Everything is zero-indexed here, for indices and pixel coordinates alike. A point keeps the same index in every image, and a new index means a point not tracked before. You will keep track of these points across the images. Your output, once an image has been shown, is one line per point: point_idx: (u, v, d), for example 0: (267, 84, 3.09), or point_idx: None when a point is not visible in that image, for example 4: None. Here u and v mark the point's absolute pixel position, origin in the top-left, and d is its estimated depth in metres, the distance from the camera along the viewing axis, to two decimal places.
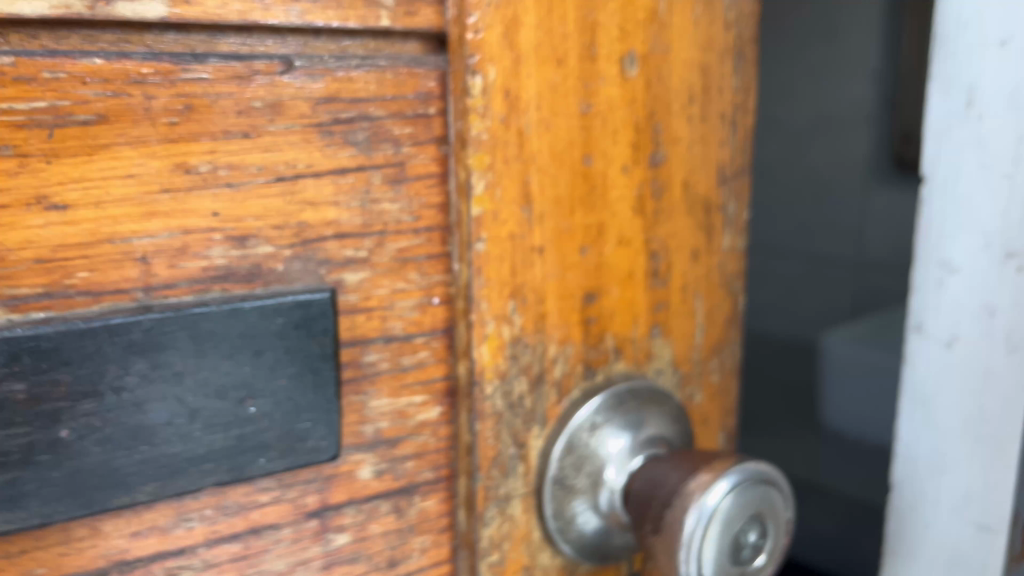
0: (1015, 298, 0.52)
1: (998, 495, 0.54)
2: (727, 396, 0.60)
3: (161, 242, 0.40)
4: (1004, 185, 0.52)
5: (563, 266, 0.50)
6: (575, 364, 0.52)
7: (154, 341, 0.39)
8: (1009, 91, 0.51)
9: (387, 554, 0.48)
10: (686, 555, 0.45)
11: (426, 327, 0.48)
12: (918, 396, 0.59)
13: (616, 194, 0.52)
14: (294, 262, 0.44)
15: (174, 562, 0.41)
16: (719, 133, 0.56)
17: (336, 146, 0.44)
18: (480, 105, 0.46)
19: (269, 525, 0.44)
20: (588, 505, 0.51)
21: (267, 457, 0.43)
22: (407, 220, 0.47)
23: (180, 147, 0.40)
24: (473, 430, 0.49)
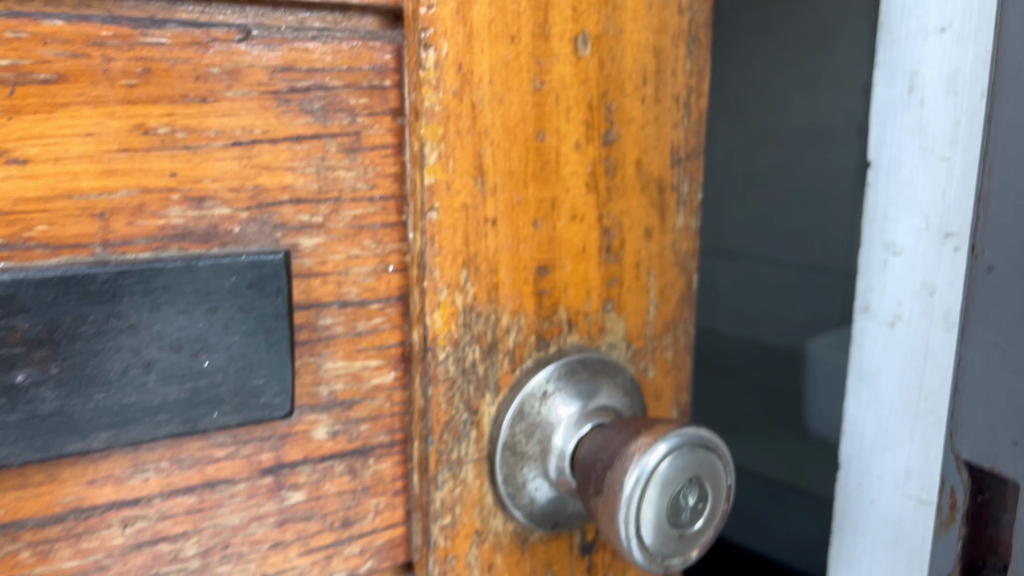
0: (955, 279, 0.50)
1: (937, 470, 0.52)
2: (678, 372, 0.55)
3: (118, 200, 0.37)
4: (943, 168, 0.50)
5: (517, 239, 0.47)
6: (528, 335, 0.48)
7: (111, 293, 0.36)
8: (948, 75, 0.49)
9: (342, 515, 0.46)
10: (625, 516, 0.42)
11: (381, 294, 0.45)
12: (863, 374, 0.57)
13: (569, 169, 0.48)
14: (249, 224, 0.40)
15: (129, 511, 0.40)
16: (673, 116, 0.51)
17: (292, 114, 0.41)
18: (433, 78, 0.42)
19: (224, 479, 0.42)
20: (541, 473, 0.48)
21: (220, 410, 0.40)
22: (362, 188, 0.43)
23: (139, 109, 0.37)
24: (426, 395, 0.46)
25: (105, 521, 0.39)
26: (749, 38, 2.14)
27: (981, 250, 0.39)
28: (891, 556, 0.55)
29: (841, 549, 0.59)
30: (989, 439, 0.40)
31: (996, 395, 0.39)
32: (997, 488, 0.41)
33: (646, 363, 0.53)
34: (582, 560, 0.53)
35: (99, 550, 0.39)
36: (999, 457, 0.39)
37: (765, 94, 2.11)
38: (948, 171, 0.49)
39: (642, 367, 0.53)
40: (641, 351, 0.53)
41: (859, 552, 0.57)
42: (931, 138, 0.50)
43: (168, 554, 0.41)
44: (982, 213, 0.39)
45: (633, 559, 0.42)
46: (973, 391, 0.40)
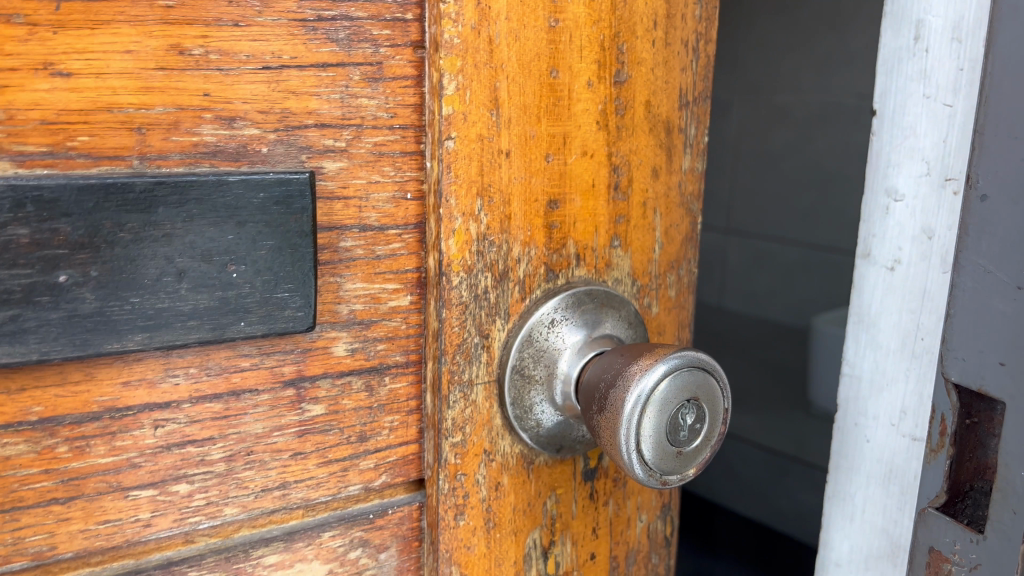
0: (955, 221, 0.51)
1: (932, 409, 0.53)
2: (680, 310, 0.58)
3: (154, 116, 0.40)
4: (946, 114, 0.50)
5: (529, 172, 0.49)
6: (538, 266, 0.51)
7: (147, 203, 0.39)
8: (954, 21, 0.49)
9: (359, 430, 0.48)
10: (626, 432, 0.44)
11: (400, 221, 0.47)
12: (861, 318, 0.57)
13: (581, 107, 0.50)
14: (276, 146, 0.43)
15: (160, 413, 0.42)
16: (682, 59, 0.53)
17: (319, 41, 0.43)
18: (453, 11, 0.45)
19: (249, 389, 0.45)
20: (547, 398, 0.51)
21: (247, 320, 0.42)
22: (383, 117, 0.45)
23: (175, 29, 0.39)
24: (440, 317, 0.48)
25: (138, 421, 0.42)
26: (764, 14, 2.15)
27: (975, 180, 0.41)
28: (884, 492, 0.56)
29: (836, 488, 0.60)
30: (978, 363, 0.42)
31: (986, 318, 0.41)
32: (986, 413, 0.43)
33: (650, 300, 0.56)
34: (585, 486, 0.56)
35: (132, 448, 0.42)
36: (988, 378, 0.41)
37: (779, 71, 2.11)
38: (950, 117, 0.50)
39: (647, 303, 0.56)
40: (645, 288, 0.55)
41: (853, 491, 0.59)
42: (935, 84, 0.51)
43: (196, 456, 0.44)
44: (978, 145, 0.41)
45: (635, 474, 0.45)
46: (963, 317, 0.42)
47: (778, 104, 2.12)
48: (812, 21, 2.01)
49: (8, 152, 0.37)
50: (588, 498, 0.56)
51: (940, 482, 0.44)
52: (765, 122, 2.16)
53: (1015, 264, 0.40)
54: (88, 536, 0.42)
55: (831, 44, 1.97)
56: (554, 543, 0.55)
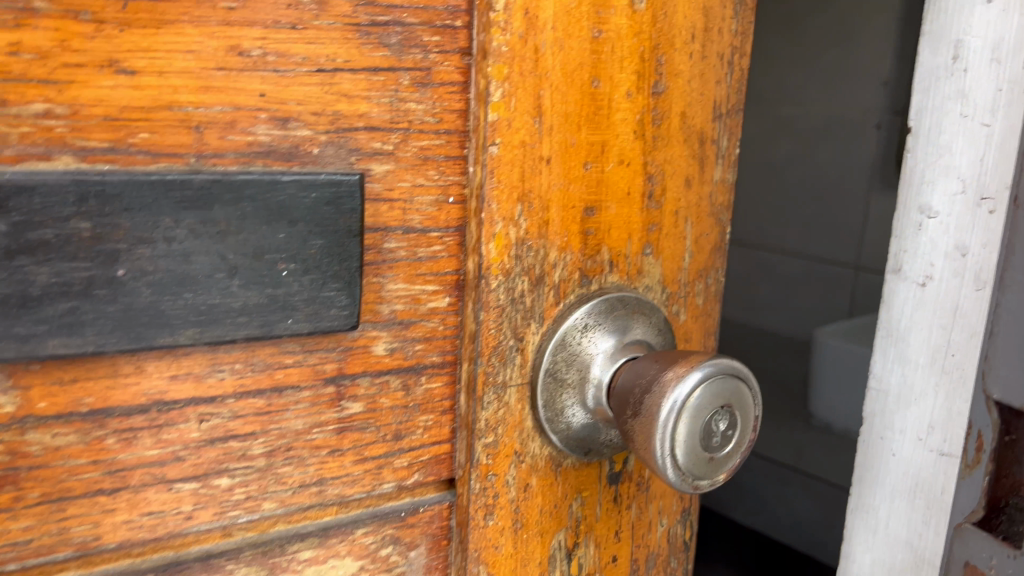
0: (988, 240, 0.52)
1: (960, 424, 0.54)
2: (707, 318, 0.59)
3: (212, 114, 0.40)
4: (982, 133, 0.51)
5: (568, 178, 0.50)
6: (572, 272, 0.52)
7: (205, 200, 0.39)
8: (993, 45, 0.51)
9: (394, 429, 0.49)
10: (661, 437, 0.45)
11: (441, 224, 0.48)
12: (891, 333, 0.58)
13: (620, 116, 0.51)
14: (327, 147, 0.43)
15: (205, 408, 0.43)
16: (717, 72, 0.54)
17: (371, 46, 0.43)
18: (502, 20, 0.45)
19: (291, 386, 0.45)
20: (579, 402, 0.51)
21: (294, 318, 0.43)
22: (430, 121, 0.46)
23: (236, 31, 0.40)
24: (477, 320, 0.49)
25: (184, 415, 0.42)
26: (771, 26, 2.16)
27: (1023, 198, 0.41)
28: (908, 506, 0.58)
29: (861, 501, 0.61)
30: (1021, 383, 0.42)
31: None
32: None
33: (678, 307, 0.57)
34: (609, 490, 0.57)
35: (177, 442, 0.43)
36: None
37: (785, 82, 2.13)
38: (987, 136, 0.51)
39: (675, 310, 0.56)
40: (674, 296, 0.56)
41: (878, 503, 0.60)
42: (972, 104, 0.52)
43: (238, 451, 0.44)
44: None
45: (667, 479, 0.46)
46: (1006, 335, 0.42)
47: (782, 116, 2.14)
48: (818, 33, 2.03)
49: (72, 147, 0.37)
50: (612, 501, 0.57)
51: (977, 499, 0.45)
52: (770, 133, 2.18)
53: None
54: (131, 527, 0.42)
55: (837, 55, 1.99)
56: (578, 545, 0.56)
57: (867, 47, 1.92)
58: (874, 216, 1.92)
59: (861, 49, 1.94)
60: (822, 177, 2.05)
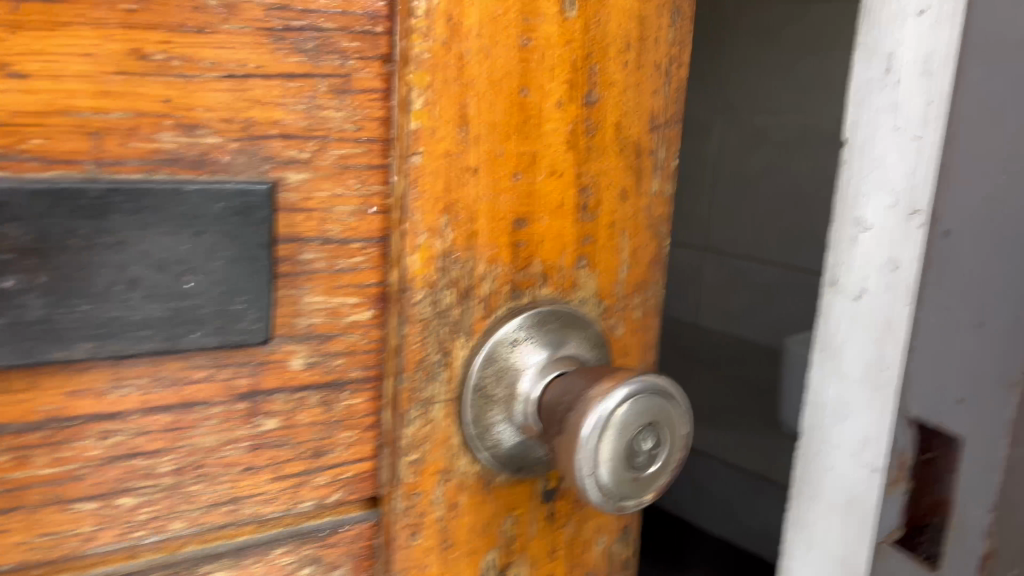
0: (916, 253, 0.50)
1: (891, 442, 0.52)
2: (646, 332, 0.57)
3: (112, 120, 0.39)
4: (913, 146, 0.50)
5: (496, 190, 0.49)
6: (502, 285, 0.50)
7: (101, 209, 0.38)
8: (924, 56, 0.49)
9: (314, 445, 0.48)
10: (582, 456, 0.43)
11: (362, 235, 0.47)
12: (828, 346, 0.57)
13: (551, 126, 0.50)
14: (238, 155, 0.42)
15: (108, 424, 0.41)
16: (653, 82, 0.53)
17: (285, 51, 0.42)
18: (423, 26, 0.44)
19: (201, 401, 0.44)
20: (506, 418, 0.50)
21: (201, 331, 0.41)
22: (349, 129, 0.45)
23: (137, 34, 0.38)
24: (401, 333, 0.48)
25: (84, 432, 0.41)
26: (746, 36, 2.16)
27: (939, 217, 0.45)
28: (844, 521, 0.56)
29: (799, 515, 0.60)
30: (938, 397, 0.45)
31: (945, 352, 0.45)
32: (942, 449, 0.46)
33: (615, 321, 0.55)
34: (544, 507, 0.55)
35: (76, 459, 0.41)
36: (945, 414, 0.45)
37: (760, 92, 2.13)
38: (917, 149, 0.50)
39: (611, 324, 0.55)
40: (610, 309, 0.55)
41: (815, 518, 0.58)
42: (903, 116, 0.51)
43: (143, 469, 0.43)
44: (946, 183, 0.45)
45: (590, 500, 0.44)
46: (923, 350, 0.46)
47: (758, 126, 2.14)
48: (794, 43, 2.03)
49: None
50: (547, 518, 0.56)
51: (896, 510, 0.49)
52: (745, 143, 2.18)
53: (972, 300, 0.43)
54: (27, 549, 0.41)
55: (812, 66, 1.99)
56: (510, 564, 0.55)
57: (841, 59, 1.93)
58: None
59: (836, 60, 1.94)
60: (796, 187, 2.05)
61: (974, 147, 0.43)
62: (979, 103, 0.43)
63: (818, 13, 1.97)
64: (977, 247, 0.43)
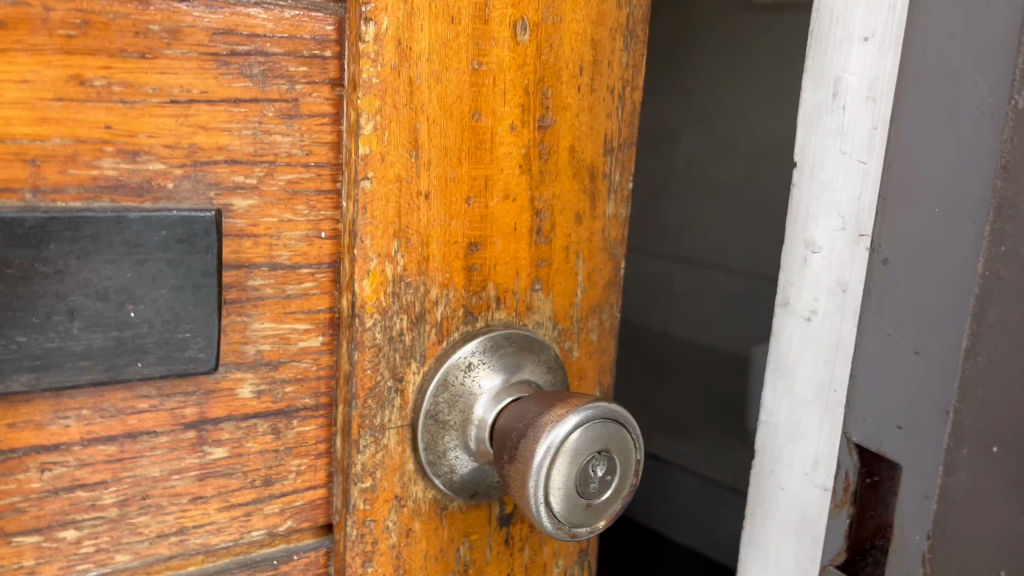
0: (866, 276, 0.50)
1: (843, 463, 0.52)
2: (603, 354, 0.57)
3: (51, 148, 0.38)
4: (861, 171, 0.50)
5: (449, 214, 0.48)
6: (456, 309, 0.50)
7: (38, 239, 0.37)
8: (870, 82, 0.49)
9: (264, 473, 0.47)
10: (534, 484, 0.43)
11: (312, 260, 0.46)
12: (777, 365, 0.57)
13: (504, 150, 0.49)
14: (183, 181, 0.41)
15: (48, 456, 0.40)
16: (607, 105, 0.53)
17: (231, 76, 0.42)
18: (372, 51, 0.44)
19: (146, 431, 0.43)
20: (461, 444, 0.50)
21: (144, 361, 0.41)
22: (298, 154, 0.45)
23: (77, 60, 0.38)
24: (351, 360, 0.47)
25: (23, 464, 0.40)
26: None
27: (881, 243, 0.42)
28: (797, 541, 0.56)
29: (751, 535, 0.59)
30: (877, 428, 0.42)
31: (882, 384, 0.42)
32: (885, 471, 0.42)
33: (571, 343, 0.55)
34: (500, 532, 0.55)
35: (16, 492, 0.40)
36: (886, 441, 0.41)
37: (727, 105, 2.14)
38: (864, 174, 0.50)
39: (568, 347, 0.55)
40: (567, 332, 0.55)
41: (768, 537, 0.58)
42: (851, 141, 0.51)
43: (86, 501, 0.42)
44: (885, 207, 0.41)
45: (543, 527, 0.44)
46: (864, 383, 0.43)
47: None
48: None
49: None
50: (503, 543, 0.55)
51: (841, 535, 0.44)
52: None
53: (911, 328, 0.40)
54: None
55: None
56: None
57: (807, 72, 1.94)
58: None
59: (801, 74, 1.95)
60: None
61: (916, 164, 0.40)
62: (918, 115, 0.39)
63: None
64: (918, 273, 0.40)
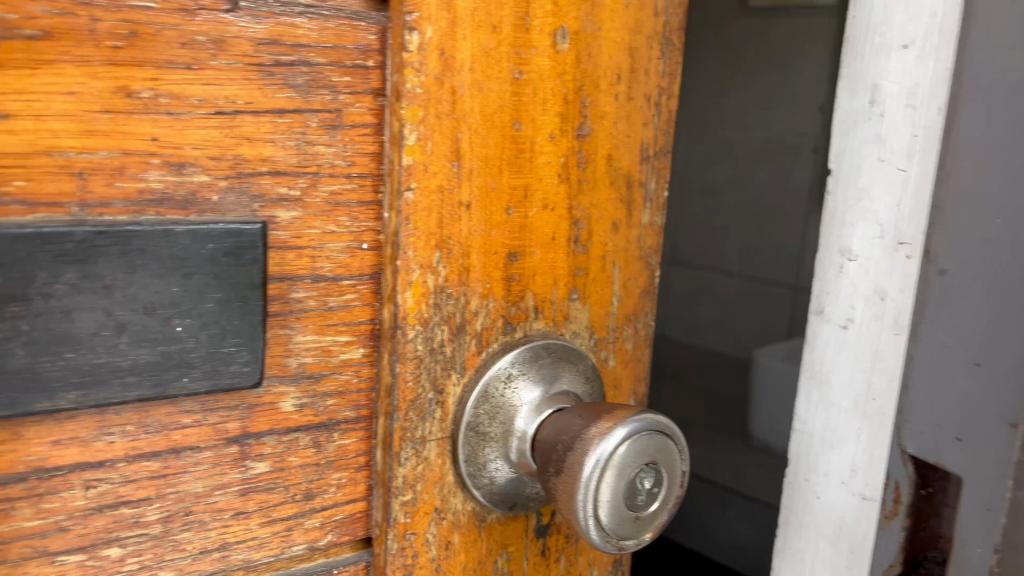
0: (905, 284, 0.49)
1: (880, 469, 0.51)
2: (637, 363, 0.57)
3: (98, 160, 0.37)
4: (899, 178, 0.50)
5: (489, 224, 0.48)
6: (495, 319, 0.49)
7: (87, 254, 0.36)
8: (910, 89, 0.49)
9: (305, 487, 0.46)
10: (583, 498, 0.43)
11: (354, 271, 0.46)
12: (813, 374, 0.56)
13: (543, 159, 0.49)
14: (228, 193, 0.41)
15: (93, 473, 0.40)
16: (643, 113, 0.53)
17: (275, 87, 0.41)
18: (416, 61, 0.43)
19: (190, 446, 0.42)
20: (501, 455, 0.49)
21: (190, 376, 0.40)
22: (341, 165, 0.44)
23: (124, 71, 0.37)
24: (393, 372, 0.47)
25: (68, 482, 0.39)
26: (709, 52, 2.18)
27: (935, 255, 0.45)
28: (834, 550, 0.55)
29: (785, 544, 0.59)
30: (935, 437, 0.45)
31: (943, 393, 0.45)
32: (940, 483, 0.45)
33: (607, 353, 0.55)
34: (537, 543, 0.55)
35: (60, 511, 0.39)
36: (944, 453, 0.45)
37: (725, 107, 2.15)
38: (903, 182, 0.49)
39: (603, 356, 0.55)
40: (602, 341, 0.54)
41: (804, 547, 0.57)
42: (889, 148, 0.50)
43: (130, 518, 0.41)
44: (938, 221, 0.45)
45: (591, 540, 0.44)
46: (918, 390, 0.46)
47: (724, 139, 2.15)
48: (759, 59, 2.05)
49: None
50: (540, 554, 0.55)
51: (896, 544, 0.49)
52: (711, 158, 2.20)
53: (970, 339, 0.43)
54: None
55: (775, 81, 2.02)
56: None
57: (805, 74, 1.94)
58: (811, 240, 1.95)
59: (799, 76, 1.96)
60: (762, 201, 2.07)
61: (973, 184, 0.43)
62: (974, 141, 0.43)
63: (777, 28, 1.99)
64: (976, 285, 0.43)
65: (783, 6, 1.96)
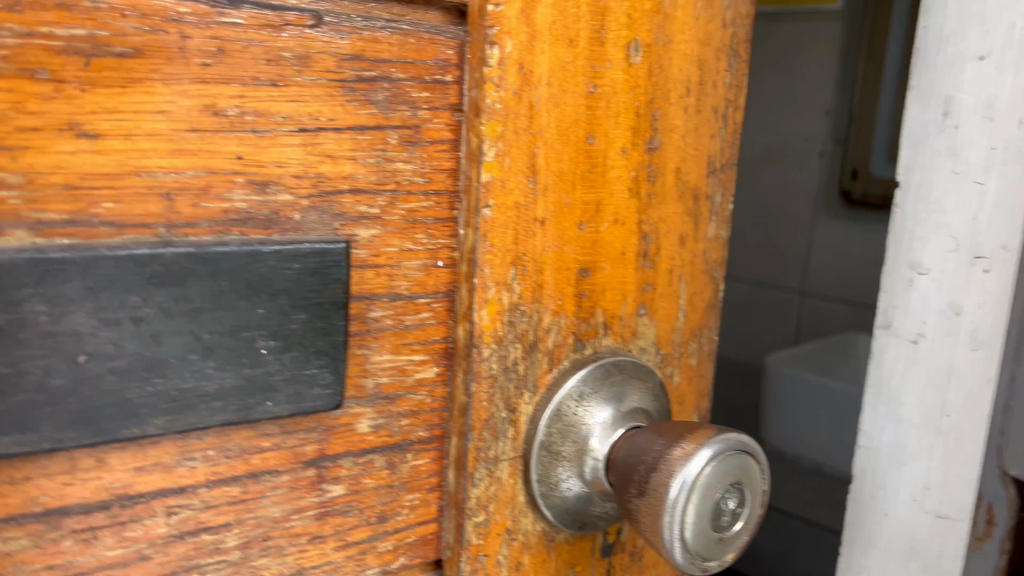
0: (982, 298, 0.54)
1: (957, 486, 0.55)
2: (700, 378, 0.56)
3: (185, 180, 0.36)
4: (975, 191, 0.54)
5: (562, 240, 0.47)
6: (566, 336, 0.49)
7: (177, 277, 0.36)
8: (987, 100, 0.53)
9: (379, 510, 0.46)
10: (670, 519, 0.42)
11: (429, 289, 0.45)
12: (884, 393, 0.60)
13: (615, 173, 0.48)
14: (310, 212, 0.40)
15: (175, 500, 0.39)
16: (711, 126, 0.52)
17: (357, 103, 0.40)
18: (496, 76, 0.42)
19: (269, 470, 0.41)
20: (575, 472, 0.48)
21: (274, 399, 0.39)
22: (418, 182, 0.43)
23: (211, 89, 0.36)
24: (468, 392, 0.46)
25: (150, 509, 0.38)
26: None
27: None
28: (906, 567, 0.58)
29: (852, 561, 0.62)
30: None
31: None
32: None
33: (672, 368, 0.54)
34: (602, 562, 0.54)
35: (142, 539, 0.38)
36: None
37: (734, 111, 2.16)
38: (980, 194, 0.54)
39: (669, 372, 0.54)
40: (668, 357, 0.54)
41: (872, 564, 0.60)
42: (965, 161, 0.54)
43: (210, 545, 0.40)
44: None
45: (676, 563, 0.43)
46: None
47: None
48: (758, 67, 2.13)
49: (26, 219, 0.33)
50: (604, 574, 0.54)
51: (992, 565, 0.53)
52: None
53: None
54: None
55: (784, 88, 2.08)
56: None
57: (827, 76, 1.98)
58: (818, 243, 2.03)
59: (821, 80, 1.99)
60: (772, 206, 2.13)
61: None
62: None
63: (778, 37, 2.08)
64: None
65: (787, 14, 2.05)
